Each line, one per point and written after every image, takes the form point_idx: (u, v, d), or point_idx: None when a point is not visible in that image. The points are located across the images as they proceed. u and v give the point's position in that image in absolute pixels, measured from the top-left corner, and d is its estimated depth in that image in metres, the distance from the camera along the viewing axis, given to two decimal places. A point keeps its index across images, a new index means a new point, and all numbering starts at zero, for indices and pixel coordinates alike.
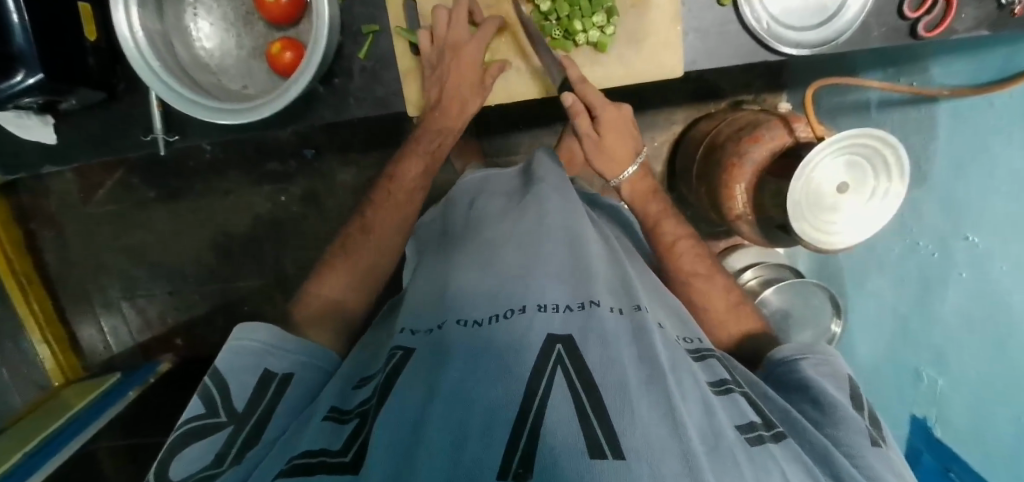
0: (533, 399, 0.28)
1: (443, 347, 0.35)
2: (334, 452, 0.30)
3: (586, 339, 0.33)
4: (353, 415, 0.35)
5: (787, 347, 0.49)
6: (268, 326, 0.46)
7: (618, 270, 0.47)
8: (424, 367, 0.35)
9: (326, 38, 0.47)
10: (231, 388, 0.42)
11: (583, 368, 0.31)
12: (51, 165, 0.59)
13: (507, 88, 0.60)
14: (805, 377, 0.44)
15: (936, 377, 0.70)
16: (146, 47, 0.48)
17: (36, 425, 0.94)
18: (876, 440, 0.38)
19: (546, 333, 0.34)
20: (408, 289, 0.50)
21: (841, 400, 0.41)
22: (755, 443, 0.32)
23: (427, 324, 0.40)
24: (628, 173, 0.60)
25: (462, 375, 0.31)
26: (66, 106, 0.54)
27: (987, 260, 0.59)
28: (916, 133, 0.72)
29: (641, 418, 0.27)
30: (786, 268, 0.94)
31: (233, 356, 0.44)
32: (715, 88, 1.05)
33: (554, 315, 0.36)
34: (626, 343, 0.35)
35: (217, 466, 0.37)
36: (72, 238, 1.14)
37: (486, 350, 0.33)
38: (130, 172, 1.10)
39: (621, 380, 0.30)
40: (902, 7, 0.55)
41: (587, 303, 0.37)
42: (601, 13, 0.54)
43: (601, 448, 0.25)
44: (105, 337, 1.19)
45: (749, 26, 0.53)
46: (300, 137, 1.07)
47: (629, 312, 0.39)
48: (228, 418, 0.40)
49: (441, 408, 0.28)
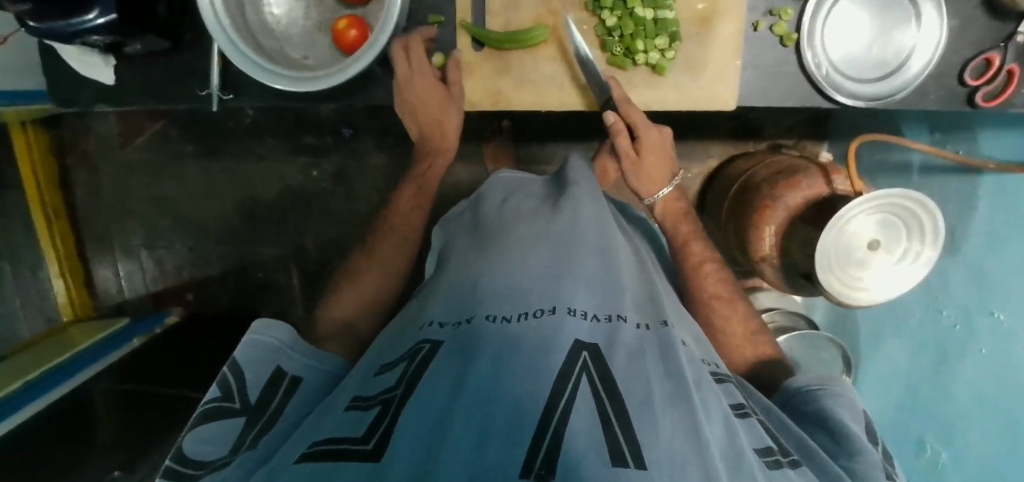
0: (559, 400, 0.29)
1: (472, 340, 0.35)
2: (356, 440, 0.29)
3: (612, 350, 0.34)
4: (375, 403, 0.34)
5: (806, 380, 0.48)
6: (287, 327, 0.49)
7: (646, 287, 0.47)
8: (451, 356, 0.34)
9: (396, 17, 0.47)
10: (248, 377, 0.44)
11: (608, 377, 0.31)
12: (105, 105, 0.61)
13: (550, 94, 0.59)
14: (822, 409, 0.44)
15: (942, 450, 0.70)
16: (219, 3, 0.49)
17: (41, 357, 0.96)
18: (889, 476, 0.37)
19: (574, 338, 0.34)
20: (440, 278, 0.50)
21: (858, 433, 0.41)
22: (773, 466, 0.31)
23: (456, 318, 0.40)
24: (663, 194, 0.60)
25: (491, 369, 0.31)
26: (130, 50, 0.56)
27: (1009, 340, 0.60)
28: (955, 201, 0.71)
29: (662, 432, 0.28)
30: (800, 316, 0.93)
31: (252, 349, 0.46)
32: (757, 128, 1.05)
33: (583, 321, 0.36)
34: (651, 359, 0.35)
35: (229, 452, 0.37)
36: (104, 179, 1.17)
37: (515, 347, 0.33)
38: (170, 124, 1.12)
39: (646, 396, 0.31)
40: (963, 74, 0.54)
41: (614, 316, 0.38)
42: (664, 36, 0.54)
43: (624, 458, 0.25)
44: (119, 281, 1.21)
45: (807, 71, 0.54)
46: (340, 115, 1.08)
47: (655, 328, 0.40)
48: (242, 408, 0.41)
49: (469, 403, 0.28)
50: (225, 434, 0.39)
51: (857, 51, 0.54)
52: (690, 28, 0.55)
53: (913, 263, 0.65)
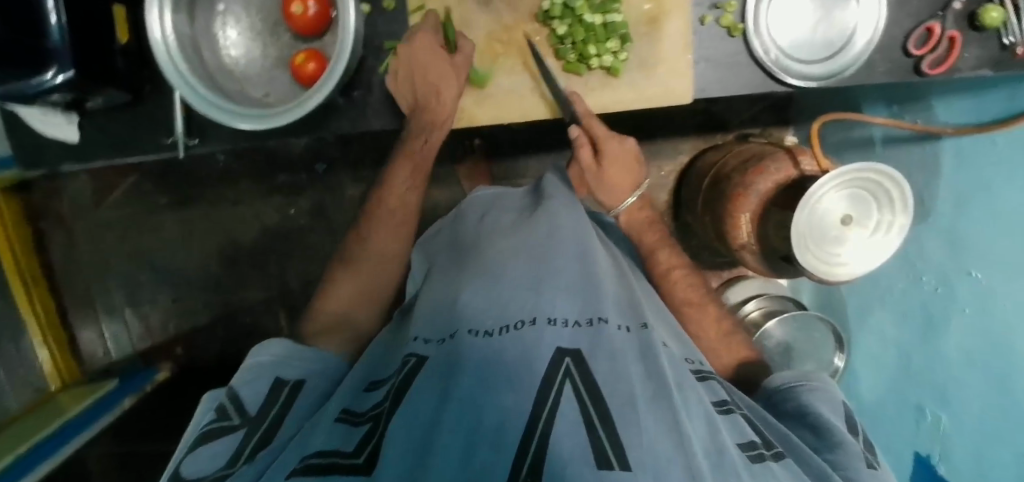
0: (544, 406, 0.28)
1: (455, 359, 0.34)
2: (346, 454, 0.31)
3: (595, 355, 0.33)
4: (366, 419, 0.35)
5: (785, 376, 0.48)
6: (281, 341, 0.49)
7: (625, 289, 0.47)
8: (431, 375, 0.34)
9: (349, 51, 0.48)
10: (244, 395, 0.42)
11: (591, 381, 0.31)
12: (70, 163, 0.60)
13: (511, 107, 0.60)
14: (802, 404, 0.44)
15: (939, 412, 0.68)
16: (176, 49, 0.49)
17: (30, 425, 0.93)
18: (871, 464, 0.38)
19: (557, 345, 0.34)
20: (416, 301, 0.49)
21: (839, 425, 0.41)
22: (756, 461, 0.31)
23: (439, 334, 0.40)
24: (627, 203, 0.61)
25: (474, 382, 0.31)
26: (92, 105, 0.56)
27: (989, 297, 0.59)
28: (919, 169, 0.73)
29: (647, 432, 0.28)
30: (788, 299, 0.94)
31: (249, 372, 0.45)
32: (721, 121, 1.07)
33: (565, 329, 0.35)
34: (633, 360, 0.35)
35: (227, 469, 0.36)
36: (81, 240, 1.15)
37: (497, 359, 0.33)
38: (144, 177, 1.12)
39: (629, 396, 0.30)
40: (907, 45, 0.56)
41: (596, 319, 0.37)
42: (615, 38, 0.56)
43: (608, 459, 0.25)
44: (105, 343, 1.19)
45: (757, 58, 0.56)
46: (313, 152, 1.09)
47: (637, 330, 0.39)
48: (241, 420, 0.40)
49: (455, 412, 0.29)
50: (226, 451, 0.38)
51: (802, 34, 0.56)
52: (640, 28, 0.58)
53: (887, 234, 0.66)
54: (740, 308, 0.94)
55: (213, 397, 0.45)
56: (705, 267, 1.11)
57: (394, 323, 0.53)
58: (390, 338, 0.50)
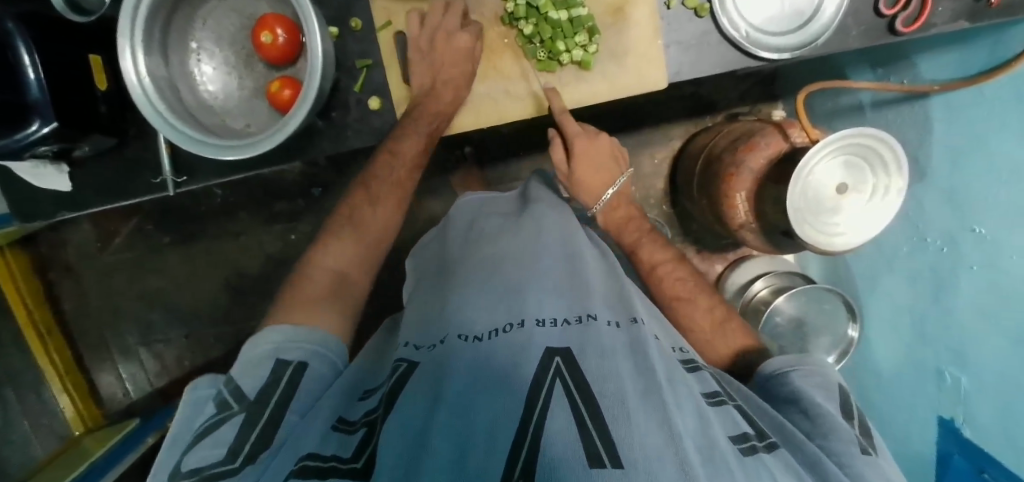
0: (534, 410, 0.31)
1: (445, 363, 0.38)
2: (345, 459, 0.33)
3: (584, 353, 0.36)
4: (360, 425, 0.37)
5: (780, 360, 0.49)
6: (281, 328, 0.48)
7: (615, 287, 0.51)
8: (424, 378, 0.38)
9: (319, 75, 0.49)
10: (244, 388, 0.42)
11: (581, 379, 0.33)
12: (66, 212, 0.62)
13: (489, 111, 0.61)
14: (794, 388, 0.44)
15: (959, 376, 0.66)
16: (152, 91, 0.50)
17: (56, 474, 0.94)
18: (866, 449, 0.38)
19: (546, 346, 0.37)
20: (404, 316, 0.53)
21: (831, 411, 0.41)
22: (748, 453, 0.33)
23: (431, 340, 0.44)
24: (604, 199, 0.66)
25: (468, 388, 0.33)
26: (79, 153, 0.57)
27: (995, 250, 0.57)
28: (912, 129, 0.72)
29: (638, 428, 0.29)
30: (796, 274, 0.94)
31: (248, 364, 0.45)
32: (709, 103, 1.07)
33: (552, 329, 0.40)
34: (623, 356, 0.38)
35: (230, 462, 0.36)
36: (91, 286, 1.17)
37: (487, 366, 0.36)
38: (145, 219, 1.14)
39: (619, 391, 0.32)
40: (878, 5, 0.56)
41: (584, 317, 0.42)
42: (583, 32, 0.56)
43: (599, 458, 0.27)
44: (124, 384, 1.21)
45: (728, 35, 0.55)
46: (307, 176, 1.10)
47: (626, 324, 0.43)
48: (239, 407, 0.40)
49: (446, 414, 0.31)
50: (228, 442, 0.37)
51: (770, 8, 0.56)
52: (606, 19, 0.58)
53: (885, 197, 0.65)
54: (747, 289, 0.95)
55: (195, 397, 0.45)
56: (709, 250, 1.10)
57: (380, 339, 0.58)
58: (380, 351, 0.54)
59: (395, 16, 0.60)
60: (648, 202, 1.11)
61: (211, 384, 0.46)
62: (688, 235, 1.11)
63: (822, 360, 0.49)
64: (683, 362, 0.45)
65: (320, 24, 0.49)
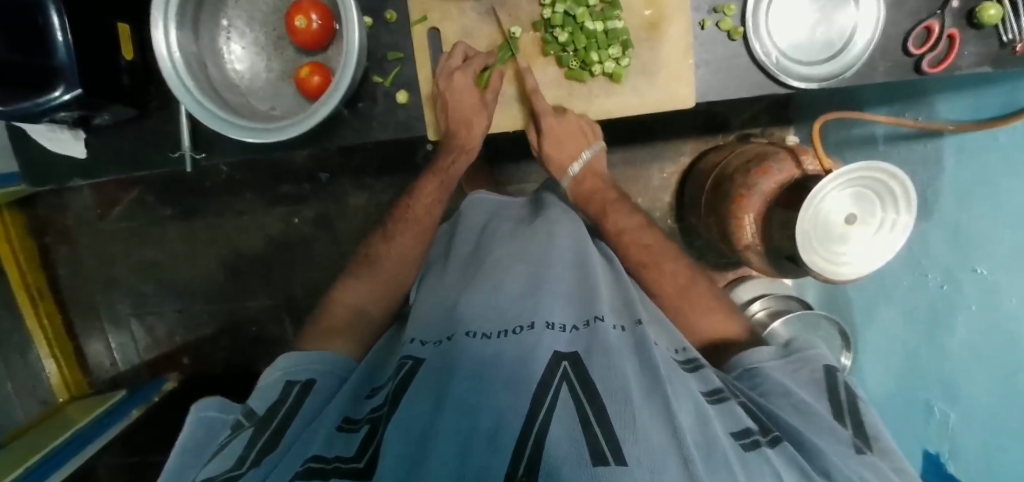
0: (540, 409, 0.31)
1: (452, 360, 0.38)
2: (347, 459, 0.33)
3: (590, 355, 0.37)
4: (363, 423, 0.38)
5: (762, 353, 0.49)
6: (285, 355, 0.50)
7: (621, 289, 0.52)
8: (432, 375, 0.38)
9: (355, 63, 0.49)
10: (256, 406, 0.43)
11: (585, 379, 0.34)
12: (78, 179, 0.61)
13: (519, 116, 0.63)
14: (777, 383, 0.44)
15: (947, 411, 0.68)
16: (182, 66, 0.50)
17: (39, 440, 0.94)
18: (859, 448, 0.38)
19: (553, 350, 0.38)
20: (419, 303, 0.55)
21: (818, 407, 0.42)
22: (751, 449, 0.33)
23: (436, 337, 0.45)
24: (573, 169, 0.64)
25: (471, 386, 0.34)
26: (98, 120, 0.57)
27: (995, 291, 0.58)
28: (922, 166, 0.73)
29: (642, 426, 0.30)
30: (794, 299, 0.95)
31: (260, 392, 0.45)
32: (723, 122, 1.08)
33: (561, 333, 0.41)
34: (627, 357, 0.38)
35: (237, 468, 0.35)
36: (86, 252, 1.16)
37: (495, 363, 0.36)
38: (146, 190, 1.12)
39: (623, 391, 0.33)
40: (907, 44, 0.57)
41: (591, 321, 0.43)
42: (617, 45, 0.57)
43: (603, 455, 0.27)
44: (111, 353, 1.19)
45: (758, 60, 0.56)
46: (315, 161, 1.09)
47: (630, 327, 0.44)
48: (249, 422, 0.40)
49: (453, 411, 0.31)
50: (234, 454, 0.36)
51: (803, 37, 0.57)
52: (640, 34, 0.58)
53: (890, 233, 0.65)
54: (745, 307, 0.95)
55: (203, 419, 0.43)
56: (710, 267, 1.11)
57: (393, 333, 0.59)
58: (387, 349, 0.54)
59: (431, 11, 0.59)
60: (654, 215, 1.12)
61: (223, 408, 0.45)
62: (690, 250, 1.11)
63: (806, 349, 0.49)
64: (683, 362, 0.45)
65: (358, 13, 0.49)
